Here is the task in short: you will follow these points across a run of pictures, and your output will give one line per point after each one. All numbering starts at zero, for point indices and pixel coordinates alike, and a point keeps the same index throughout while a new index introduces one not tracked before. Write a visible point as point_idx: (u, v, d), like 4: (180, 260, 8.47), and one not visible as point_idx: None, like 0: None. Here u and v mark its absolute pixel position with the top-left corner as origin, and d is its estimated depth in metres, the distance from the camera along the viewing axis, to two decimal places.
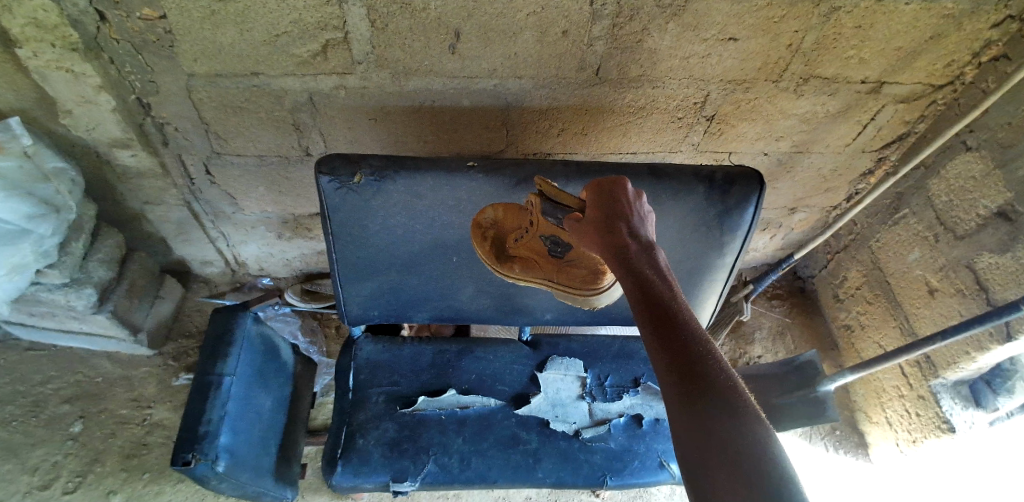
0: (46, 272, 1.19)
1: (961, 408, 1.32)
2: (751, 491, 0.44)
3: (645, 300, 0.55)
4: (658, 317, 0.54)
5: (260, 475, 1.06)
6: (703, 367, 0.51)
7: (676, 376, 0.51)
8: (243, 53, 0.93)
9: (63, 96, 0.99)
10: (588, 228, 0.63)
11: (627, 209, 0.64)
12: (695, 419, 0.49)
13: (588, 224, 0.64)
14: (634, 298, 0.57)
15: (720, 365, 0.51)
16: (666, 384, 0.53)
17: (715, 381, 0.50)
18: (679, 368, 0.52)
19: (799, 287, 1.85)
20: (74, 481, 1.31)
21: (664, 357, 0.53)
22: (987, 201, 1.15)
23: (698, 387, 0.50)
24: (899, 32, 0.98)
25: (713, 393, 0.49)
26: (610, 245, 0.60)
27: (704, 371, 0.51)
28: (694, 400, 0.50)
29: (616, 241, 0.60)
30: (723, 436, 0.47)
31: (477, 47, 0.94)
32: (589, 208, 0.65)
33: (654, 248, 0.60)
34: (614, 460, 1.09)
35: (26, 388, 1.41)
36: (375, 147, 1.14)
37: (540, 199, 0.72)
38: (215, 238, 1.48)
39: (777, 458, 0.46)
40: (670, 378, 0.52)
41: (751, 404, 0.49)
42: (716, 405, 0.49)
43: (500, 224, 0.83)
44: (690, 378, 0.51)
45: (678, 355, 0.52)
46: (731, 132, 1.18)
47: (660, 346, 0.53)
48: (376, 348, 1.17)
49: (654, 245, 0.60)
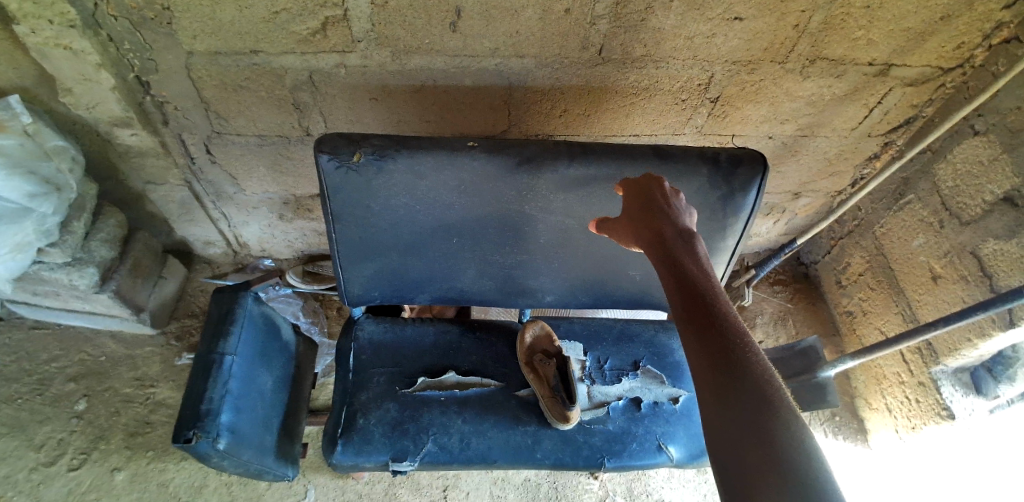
0: (49, 250, 1.21)
1: (961, 394, 1.32)
2: (771, 474, 0.51)
3: (682, 296, 0.65)
4: (695, 312, 0.63)
5: (262, 453, 1.07)
6: (740, 362, 0.58)
7: (709, 368, 0.59)
8: (242, 31, 0.92)
9: (63, 73, 0.98)
10: (629, 222, 0.77)
11: (669, 209, 0.74)
12: (726, 410, 0.56)
13: (634, 223, 0.76)
14: (675, 296, 0.66)
15: (758, 362, 0.58)
16: (702, 376, 0.60)
17: (750, 376, 0.57)
18: (712, 360, 0.59)
19: (802, 272, 1.86)
20: (79, 458, 1.33)
21: (696, 349, 0.61)
22: (994, 186, 1.14)
23: (731, 380, 0.57)
24: (909, 12, 0.96)
25: (747, 386, 0.56)
26: (654, 240, 0.71)
27: (738, 364, 0.58)
28: (726, 388, 0.57)
29: (661, 241, 0.70)
30: (754, 427, 0.54)
31: (479, 24, 0.93)
32: (632, 205, 0.78)
33: (697, 247, 0.69)
34: (614, 442, 1.09)
35: (32, 366, 1.42)
36: (376, 128, 1.14)
37: (537, 346, 1.15)
38: (217, 219, 1.48)
39: (808, 450, 0.52)
40: (701, 369, 0.60)
41: (784, 399, 0.55)
42: (749, 398, 0.55)
43: (538, 343, 1.16)
44: (726, 369, 0.58)
45: (711, 347, 0.60)
46: (737, 114, 1.17)
47: (698, 340, 0.61)
48: (378, 328, 1.17)
49: (694, 238, 0.70)
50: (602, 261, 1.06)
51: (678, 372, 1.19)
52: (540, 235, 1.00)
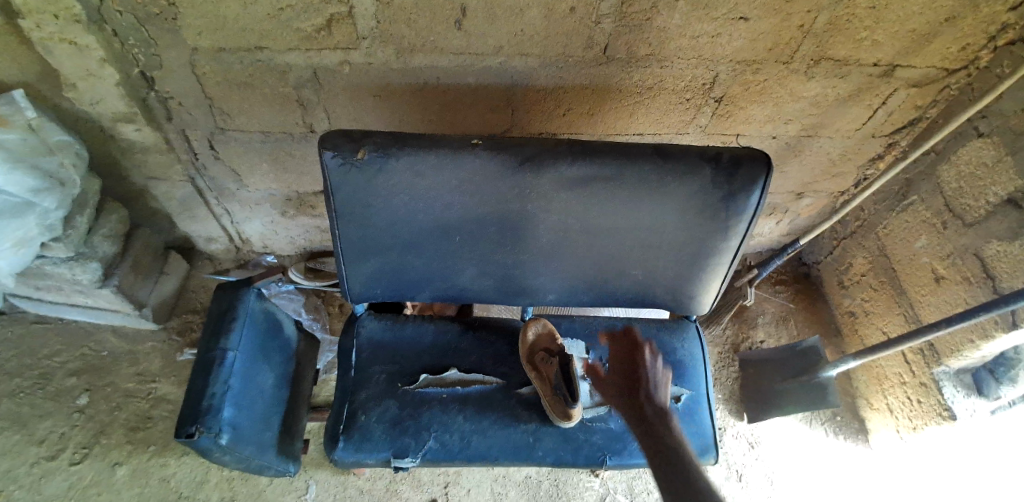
0: (52, 245, 1.21)
1: (963, 395, 1.31)
2: None
3: (647, 432, 0.92)
4: (656, 442, 0.90)
5: (263, 449, 1.07)
6: (684, 471, 0.83)
7: (665, 478, 0.84)
8: (246, 27, 0.91)
9: (67, 69, 0.98)
10: (608, 380, 1.03)
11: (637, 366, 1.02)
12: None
13: (611, 378, 1.03)
14: (643, 432, 0.93)
15: (697, 471, 0.83)
16: (662, 484, 0.83)
17: (693, 480, 0.81)
18: (668, 471, 0.84)
19: (804, 273, 1.86)
20: (81, 452, 1.33)
21: (651, 448, 0.89)
22: (998, 188, 1.14)
23: (680, 483, 0.81)
24: (914, 14, 0.96)
25: (689, 485, 0.80)
26: (628, 395, 0.99)
27: (684, 472, 0.83)
28: (677, 489, 0.81)
29: (633, 394, 0.99)
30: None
31: (484, 23, 0.93)
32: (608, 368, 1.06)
33: (659, 398, 0.98)
34: (615, 440, 1.09)
35: (34, 361, 1.43)
36: (380, 125, 1.14)
37: (537, 342, 1.15)
38: (219, 215, 1.48)
39: None
40: (660, 479, 0.84)
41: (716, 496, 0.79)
42: (693, 493, 0.79)
43: (540, 339, 1.15)
44: (676, 475, 0.83)
45: (667, 463, 0.86)
46: (740, 114, 1.17)
47: (658, 459, 0.87)
48: (379, 325, 1.17)
49: (657, 393, 0.98)
50: (605, 260, 1.06)
51: (679, 371, 1.19)
52: (543, 234, 1.00)
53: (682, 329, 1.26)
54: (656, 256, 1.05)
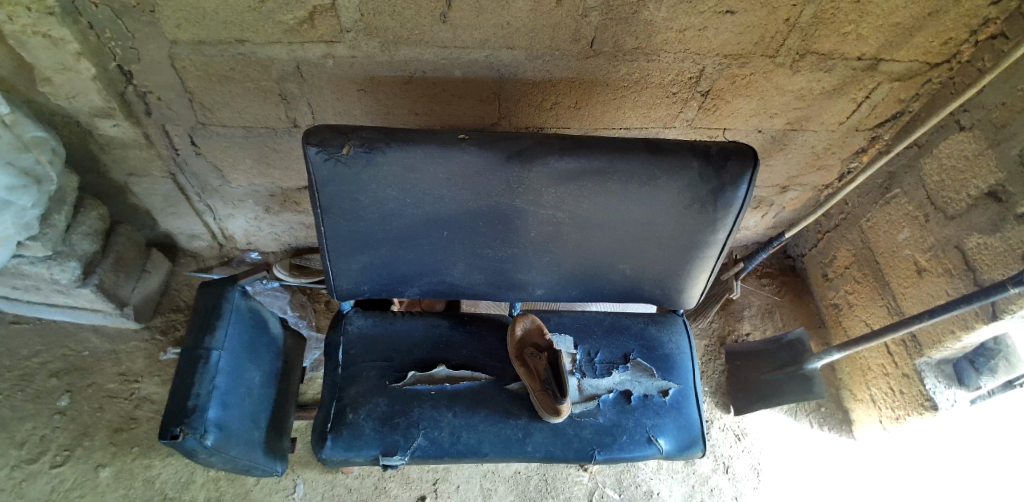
0: (29, 244, 1.18)
1: (944, 386, 1.34)
2: None
3: None
4: None
5: (251, 448, 1.06)
6: None
7: None
8: (227, 21, 0.89)
9: (41, 61, 0.95)
10: None
11: None
12: None
13: None
14: None
15: None
16: None
17: None
18: None
19: (789, 265, 1.88)
20: (62, 455, 1.30)
21: None
22: (978, 181, 1.16)
23: None
24: (899, 7, 0.96)
25: None
26: None
27: None
28: None
29: None
30: None
31: (469, 16, 0.91)
32: None
33: None
34: (604, 435, 1.09)
35: (12, 362, 1.40)
36: (364, 119, 1.12)
37: (528, 337, 1.15)
38: (201, 211, 1.46)
39: None
40: None
41: None
42: None
43: (530, 334, 1.15)
44: None
45: None
46: (727, 107, 1.17)
47: None
48: (368, 322, 1.17)
49: None
50: (595, 255, 1.05)
51: (668, 364, 1.20)
52: (532, 228, 0.99)
53: (670, 323, 1.27)
54: (646, 250, 1.05)
